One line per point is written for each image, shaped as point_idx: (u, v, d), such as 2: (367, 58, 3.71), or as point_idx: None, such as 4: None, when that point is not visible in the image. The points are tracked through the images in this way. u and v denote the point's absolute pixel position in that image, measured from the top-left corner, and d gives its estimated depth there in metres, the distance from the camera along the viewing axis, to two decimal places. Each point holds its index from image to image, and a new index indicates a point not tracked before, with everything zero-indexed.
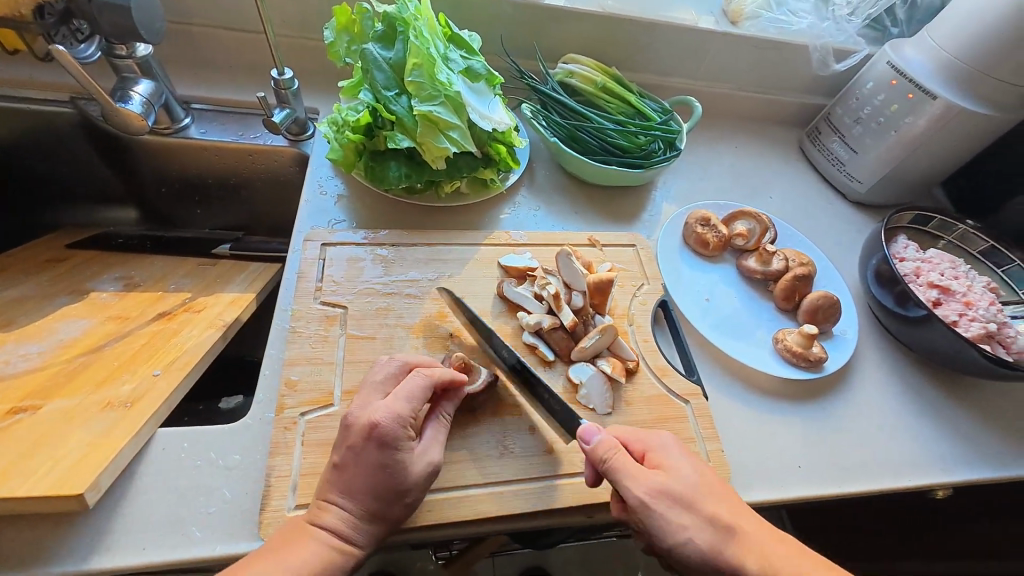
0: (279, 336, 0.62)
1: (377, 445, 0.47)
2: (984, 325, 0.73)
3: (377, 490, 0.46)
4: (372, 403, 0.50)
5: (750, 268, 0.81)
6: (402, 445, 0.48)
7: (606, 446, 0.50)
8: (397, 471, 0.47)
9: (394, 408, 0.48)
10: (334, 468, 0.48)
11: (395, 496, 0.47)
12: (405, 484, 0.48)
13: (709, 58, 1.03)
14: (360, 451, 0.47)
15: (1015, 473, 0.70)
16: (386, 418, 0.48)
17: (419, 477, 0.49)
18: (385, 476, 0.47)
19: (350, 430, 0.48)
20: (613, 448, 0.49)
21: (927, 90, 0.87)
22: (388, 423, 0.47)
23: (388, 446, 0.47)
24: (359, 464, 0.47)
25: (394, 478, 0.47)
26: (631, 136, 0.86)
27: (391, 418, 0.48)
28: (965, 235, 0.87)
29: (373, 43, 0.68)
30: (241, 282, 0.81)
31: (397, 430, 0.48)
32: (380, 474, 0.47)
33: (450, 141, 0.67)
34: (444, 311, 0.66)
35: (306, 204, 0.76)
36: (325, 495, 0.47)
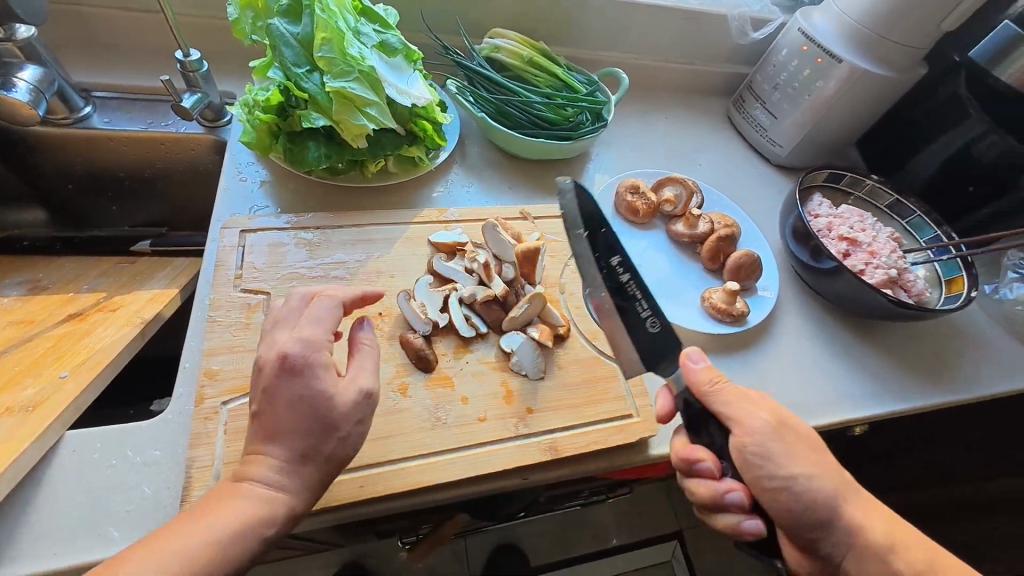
0: (198, 327, 0.60)
1: (289, 372, 0.45)
2: (886, 271, 0.79)
3: (301, 423, 0.44)
4: (278, 338, 0.48)
5: (678, 232, 0.84)
6: (319, 370, 0.46)
7: (710, 373, 0.53)
8: (318, 400, 0.45)
9: (303, 335, 0.47)
10: (257, 418, 0.45)
11: (324, 434, 0.45)
12: (331, 416, 0.45)
13: (635, 31, 1.05)
14: (273, 388, 0.44)
15: (917, 404, 0.77)
16: (295, 346, 0.46)
17: (345, 405, 0.46)
18: (306, 406, 0.44)
19: (261, 369, 0.46)
20: (715, 376, 0.53)
21: (834, 55, 0.91)
22: (297, 350, 0.46)
23: (300, 375, 0.45)
24: (277, 401, 0.44)
25: (315, 412, 0.45)
26: (558, 110, 0.87)
27: (301, 345, 0.46)
28: (873, 190, 0.93)
29: (279, 18, 0.65)
30: (163, 279, 0.78)
31: (309, 355, 0.46)
32: (301, 406, 0.44)
33: (368, 117, 0.66)
34: (375, 291, 0.65)
35: (224, 190, 0.73)
36: (252, 448, 0.44)
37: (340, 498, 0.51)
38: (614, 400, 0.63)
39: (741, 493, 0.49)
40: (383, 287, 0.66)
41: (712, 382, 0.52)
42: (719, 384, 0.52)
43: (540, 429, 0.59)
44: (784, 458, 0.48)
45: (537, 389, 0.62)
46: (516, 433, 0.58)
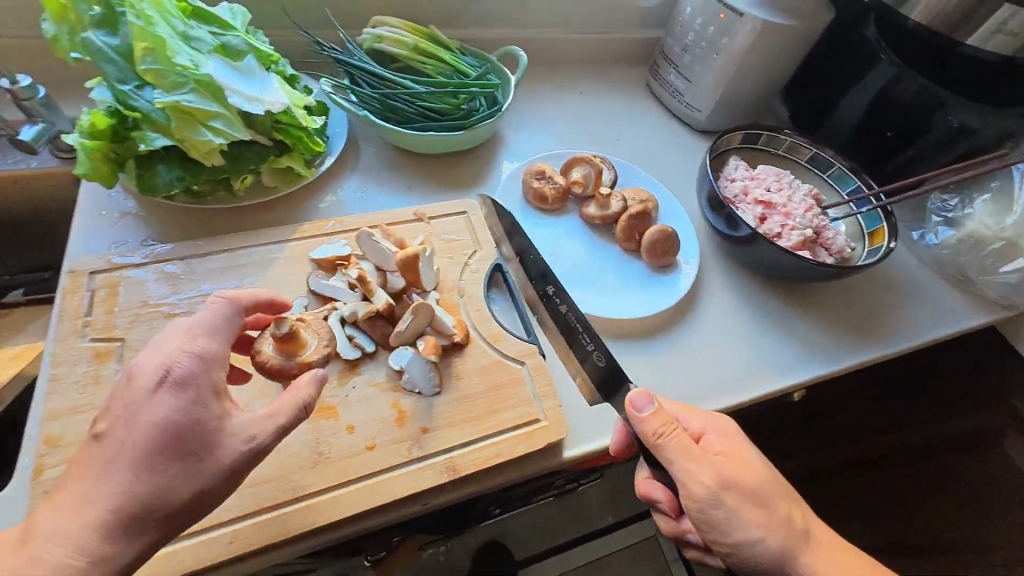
0: (41, 389, 0.53)
1: (174, 390, 0.41)
2: (802, 233, 0.75)
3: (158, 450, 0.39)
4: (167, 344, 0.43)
5: (590, 215, 0.80)
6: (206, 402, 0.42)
7: (654, 420, 0.51)
8: (201, 429, 0.41)
9: (193, 350, 0.43)
10: (96, 440, 0.39)
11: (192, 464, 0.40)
12: (209, 448, 0.41)
13: (535, 2, 0.98)
14: (146, 402, 0.40)
15: (843, 364, 0.75)
16: (187, 360, 0.42)
17: (230, 449, 0.42)
18: (164, 435, 0.40)
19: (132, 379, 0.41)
20: (659, 425, 0.51)
21: (735, 9, 0.87)
22: (183, 367, 0.42)
23: (180, 394, 0.41)
24: (133, 426, 0.39)
25: (191, 442, 0.40)
26: (447, 97, 0.81)
27: (192, 362, 0.42)
28: (792, 146, 0.89)
29: (93, 30, 0.58)
30: (35, 333, 0.72)
31: (196, 374, 0.42)
32: (177, 434, 0.40)
33: (212, 132, 0.60)
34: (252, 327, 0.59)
35: (77, 228, 0.66)
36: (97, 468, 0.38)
37: (208, 559, 0.47)
38: (518, 406, 0.60)
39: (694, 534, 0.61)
40: None
41: (660, 428, 0.51)
42: (661, 434, 0.51)
43: (435, 450, 0.55)
44: (734, 527, 0.49)
45: (433, 407, 0.57)
46: (409, 457, 0.54)
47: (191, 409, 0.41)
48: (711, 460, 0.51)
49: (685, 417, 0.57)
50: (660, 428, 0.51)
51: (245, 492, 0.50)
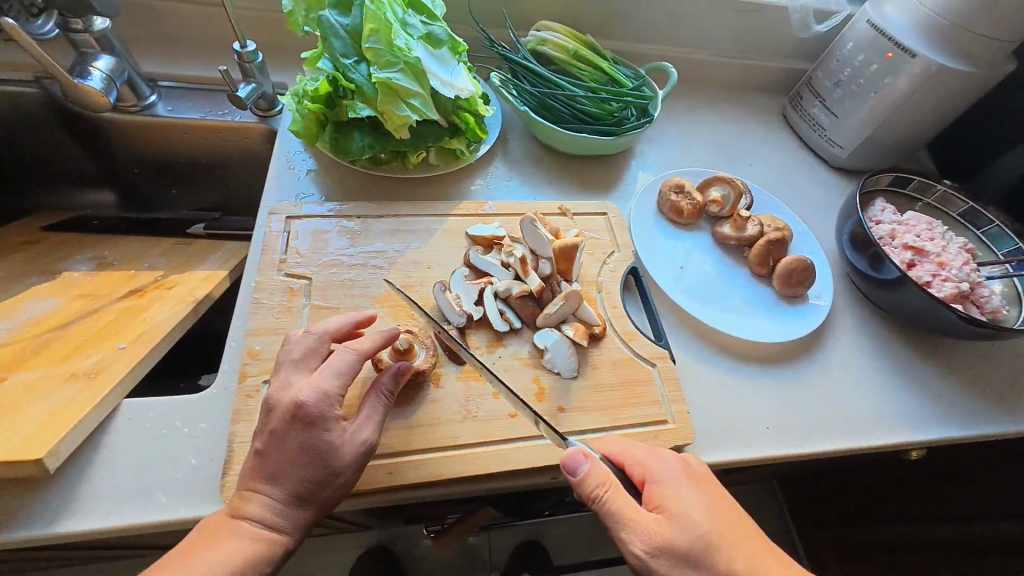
0: (243, 309, 0.62)
1: (302, 424, 0.46)
2: (957, 285, 0.72)
3: (300, 470, 0.45)
4: (294, 382, 0.49)
5: (725, 234, 0.81)
6: (329, 424, 0.47)
7: (592, 479, 0.47)
8: (325, 452, 0.46)
9: (322, 387, 0.48)
10: (259, 454, 0.46)
11: (326, 478, 0.46)
12: (335, 466, 0.46)
13: (687, 23, 1.01)
14: (283, 433, 0.46)
15: (987, 431, 0.70)
16: (312, 398, 0.47)
17: (351, 458, 0.47)
18: (308, 458, 0.46)
19: (272, 412, 0.47)
20: (597, 483, 0.47)
21: (906, 48, 0.85)
22: (315, 403, 0.47)
23: (313, 425, 0.46)
24: (283, 447, 0.46)
25: (321, 460, 0.46)
26: (602, 103, 0.84)
27: (317, 398, 0.47)
28: (944, 197, 0.86)
29: (330, 10, 0.67)
30: (215, 261, 0.82)
31: (325, 408, 0.47)
32: (308, 456, 0.46)
33: (410, 108, 0.66)
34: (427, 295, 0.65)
35: (273, 178, 0.75)
36: (249, 484, 0.46)
37: (371, 482, 0.52)
38: (648, 404, 0.62)
39: None
40: (420, 277, 0.67)
41: (598, 489, 0.47)
42: (603, 494, 0.46)
43: (571, 429, 0.58)
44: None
45: (570, 389, 0.61)
46: (547, 431, 0.57)
47: (317, 437, 0.46)
48: (646, 521, 0.46)
49: (628, 461, 0.51)
50: (597, 488, 0.47)
51: (403, 431, 0.55)
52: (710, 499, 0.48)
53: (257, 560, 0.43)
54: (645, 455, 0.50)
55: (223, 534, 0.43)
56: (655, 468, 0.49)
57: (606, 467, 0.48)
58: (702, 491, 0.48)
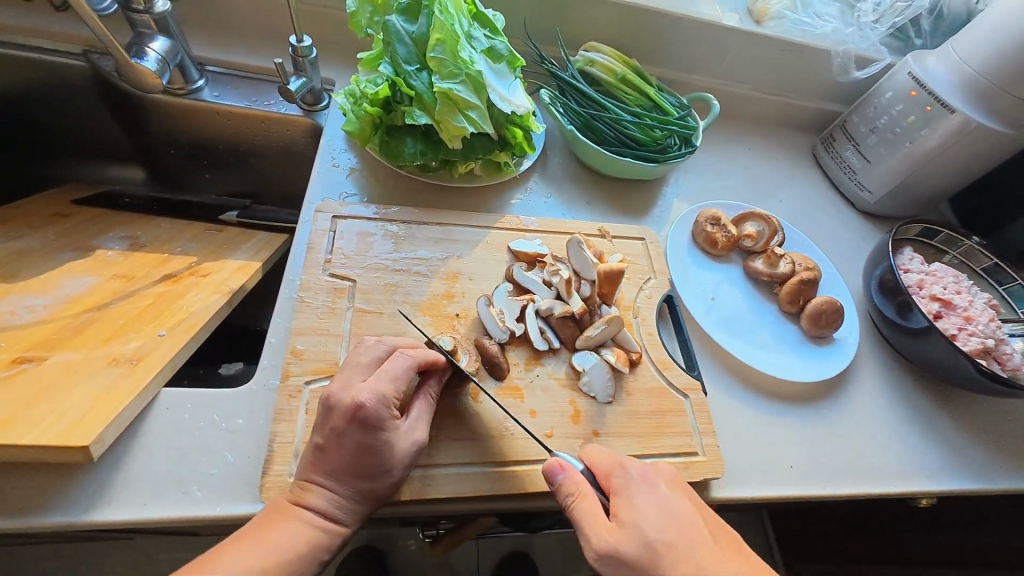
0: (286, 306, 0.62)
1: (361, 426, 0.46)
2: (982, 340, 0.73)
3: (361, 468, 0.46)
4: (355, 384, 0.49)
5: (757, 270, 0.82)
6: (387, 426, 0.47)
7: (567, 487, 0.47)
8: (382, 451, 0.47)
9: (379, 389, 0.48)
10: (317, 449, 0.47)
11: (381, 476, 0.47)
12: (389, 464, 0.47)
13: (730, 56, 1.03)
14: (342, 431, 0.46)
15: (1000, 486, 0.71)
16: (371, 400, 0.47)
17: (404, 457, 0.48)
18: (368, 456, 0.46)
19: (333, 411, 0.47)
20: (572, 492, 0.47)
21: (945, 104, 0.86)
22: (373, 405, 0.47)
23: (370, 427, 0.46)
24: (341, 445, 0.46)
25: (377, 459, 0.47)
26: (647, 130, 0.85)
27: (375, 400, 0.47)
28: (969, 252, 0.87)
29: (396, 15, 0.67)
30: (247, 250, 0.81)
31: (382, 410, 0.47)
32: (365, 455, 0.46)
33: (467, 120, 0.67)
34: (469, 306, 0.65)
35: (318, 174, 0.75)
36: (308, 476, 0.47)
37: (408, 493, 0.52)
38: (679, 435, 0.62)
39: None
40: (461, 288, 0.67)
41: (567, 499, 0.47)
42: (571, 503, 0.47)
43: None
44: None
45: (604, 414, 0.61)
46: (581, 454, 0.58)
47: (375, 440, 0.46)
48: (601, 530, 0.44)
49: (599, 469, 0.50)
50: (568, 497, 0.47)
51: (441, 444, 0.55)
52: (671, 511, 0.45)
53: (317, 549, 0.44)
54: (613, 464, 0.49)
55: (282, 524, 0.44)
56: (622, 480, 0.48)
57: (579, 477, 0.48)
58: (660, 506, 0.45)
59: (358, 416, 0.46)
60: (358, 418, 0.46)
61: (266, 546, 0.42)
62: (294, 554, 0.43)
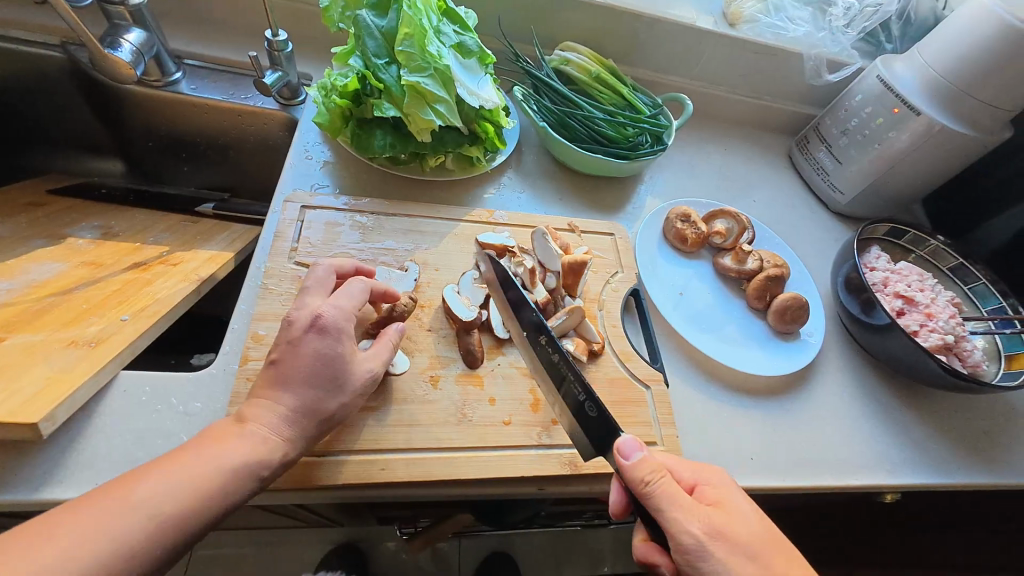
0: (251, 292, 0.63)
1: (319, 333, 0.49)
2: (942, 336, 0.75)
3: (315, 378, 0.48)
4: (314, 304, 0.52)
5: (725, 266, 0.83)
6: (343, 338, 0.50)
7: (647, 466, 0.47)
8: (338, 362, 0.49)
9: (341, 305, 0.52)
10: (272, 364, 0.49)
11: (334, 390, 0.49)
12: (343, 379, 0.49)
13: (706, 59, 1.05)
14: (301, 340, 0.49)
15: (959, 481, 0.72)
16: (331, 310, 0.51)
17: (360, 377, 0.51)
18: (324, 363, 0.48)
19: (292, 324, 0.50)
20: (654, 470, 0.47)
21: (912, 106, 0.88)
22: (332, 314, 0.50)
23: (328, 336, 0.50)
24: (296, 353, 0.48)
25: (333, 371, 0.49)
26: (620, 127, 0.86)
27: (335, 312, 0.51)
28: (936, 251, 0.89)
29: (367, 10, 0.69)
30: (221, 241, 0.81)
31: (342, 321, 0.51)
32: (320, 360, 0.48)
33: (435, 113, 0.68)
34: (416, 282, 0.67)
35: (290, 166, 0.76)
36: (259, 393, 0.47)
37: (362, 477, 0.52)
38: (639, 424, 0.63)
39: None
40: (427, 278, 0.68)
41: (650, 477, 0.47)
42: (656, 480, 0.47)
43: (562, 443, 0.59)
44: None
45: None
46: (538, 442, 0.58)
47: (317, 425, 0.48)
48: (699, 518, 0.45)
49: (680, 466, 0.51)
50: (649, 477, 0.47)
51: (398, 429, 0.55)
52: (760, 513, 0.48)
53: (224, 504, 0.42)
54: (696, 465, 0.51)
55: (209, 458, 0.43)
56: (707, 475, 0.50)
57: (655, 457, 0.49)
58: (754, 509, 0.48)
59: (312, 325, 0.49)
60: (314, 327, 0.49)
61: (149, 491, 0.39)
62: (192, 511, 0.40)
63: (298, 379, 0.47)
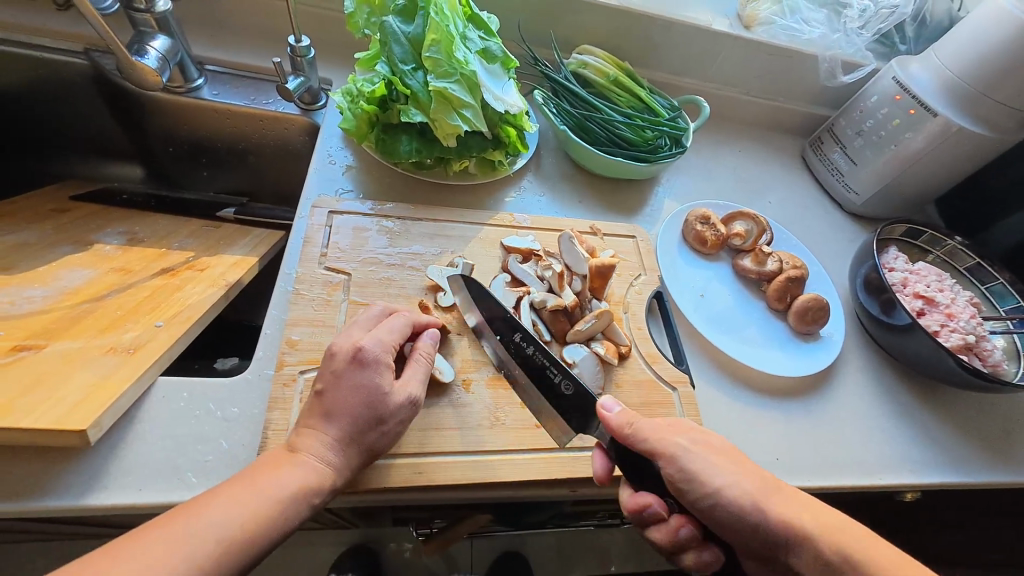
0: (282, 298, 0.63)
1: (360, 366, 0.50)
2: (963, 336, 0.75)
3: (355, 411, 0.49)
4: (355, 334, 0.53)
5: (745, 268, 0.84)
6: (382, 369, 0.51)
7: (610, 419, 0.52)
8: (377, 393, 0.50)
9: (381, 337, 0.53)
10: (317, 395, 0.50)
11: (376, 420, 0.49)
12: (383, 410, 0.50)
13: (722, 61, 1.05)
14: (342, 373, 0.50)
15: (980, 479, 0.73)
16: (373, 342, 0.52)
17: (398, 407, 0.51)
18: (365, 395, 0.49)
19: (334, 356, 0.51)
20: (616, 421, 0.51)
21: (928, 107, 0.88)
22: (373, 347, 0.51)
23: (368, 368, 0.50)
24: (339, 386, 0.49)
25: (374, 402, 0.49)
26: (639, 130, 0.87)
27: (376, 344, 0.52)
28: (953, 251, 0.89)
29: (394, 16, 0.69)
30: (244, 246, 0.81)
31: (380, 353, 0.52)
32: (362, 392, 0.49)
33: (462, 119, 0.68)
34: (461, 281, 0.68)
35: (315, 171, 0.77)
36: (306, 423, 0.48)
37: (400, 480, 0.52)
38: None
39: (690, 527, 0.49)
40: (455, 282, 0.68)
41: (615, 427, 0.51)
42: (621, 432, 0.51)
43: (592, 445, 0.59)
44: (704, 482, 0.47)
45: None
46: (570, 444, 0.59)
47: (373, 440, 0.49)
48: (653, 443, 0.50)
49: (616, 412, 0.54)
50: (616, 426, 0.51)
51: (434, 433, 0.56)
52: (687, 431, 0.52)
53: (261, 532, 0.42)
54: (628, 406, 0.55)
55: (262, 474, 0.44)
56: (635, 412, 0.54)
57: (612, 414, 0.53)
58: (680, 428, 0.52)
59: (356, 357, 0.51)
60: (358, 359, 0.51)
61: (204, 520, 0.40)
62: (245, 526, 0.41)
63: (342, 412, 0.48)
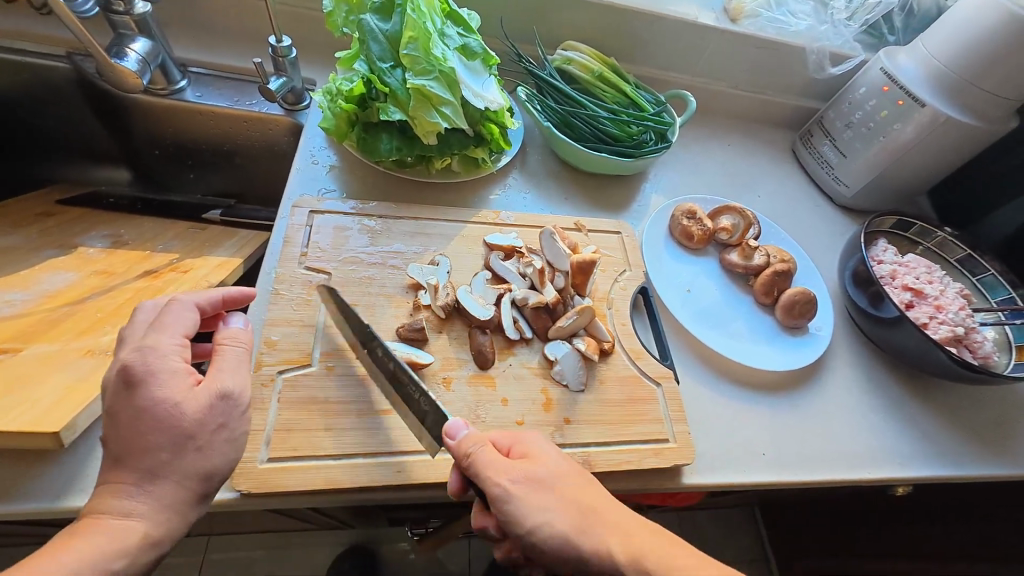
0: (262, 299, 0.63)
1: (128, 388, 0.42)
2: (952, 328, 0.75)
3: (150, 437, 0.41)
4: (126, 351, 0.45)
5: (732, 262, 0.83)
6: (159, 378, 0.43)
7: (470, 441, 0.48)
8: (164, 408, 0.42)
9: (155, 345, 0.44)
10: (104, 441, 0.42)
11: (182, 438, 0.42)
12: (183, 422, 0.42)
13: (709, 55, 1.05)
14: (114, 404, 0.42)
15: (971, 472, 0.72)
16: (137, 355, 0.43)
17: (200, 409, 0.43)
18: (147, 417, 0.41)
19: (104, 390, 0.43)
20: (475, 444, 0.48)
21: (916, 97, 0.88)
22: (141, 360, 0.43)
23: (142, 385, 0.42)
24: (119, 419, 0.41)
25: (167, 418, 0.42)
26: (624, 125, 0.86)
27: (142, 356, 0.43)
28: (943, 243, 0.89)
29: (371, 14, 0.69)
30: (229, 247, 0.81)
31: (155, 363, 0.43)
32: (139, 417, 0.41)
33: (441, 116, 0.68)
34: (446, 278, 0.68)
35: (297, 171, 0.76)
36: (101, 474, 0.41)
37: (378, 480, 0.52)
38: (651, 422, 0.63)
39: None
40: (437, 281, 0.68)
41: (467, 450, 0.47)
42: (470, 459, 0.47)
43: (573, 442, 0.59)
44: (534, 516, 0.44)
45: (576, 402, 0.62)
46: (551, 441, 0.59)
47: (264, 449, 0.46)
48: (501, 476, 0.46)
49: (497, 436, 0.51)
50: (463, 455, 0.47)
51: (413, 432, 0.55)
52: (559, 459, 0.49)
53: None
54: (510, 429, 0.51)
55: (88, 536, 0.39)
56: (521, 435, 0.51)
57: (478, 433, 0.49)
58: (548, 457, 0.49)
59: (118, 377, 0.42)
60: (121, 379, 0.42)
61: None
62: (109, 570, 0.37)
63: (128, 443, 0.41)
